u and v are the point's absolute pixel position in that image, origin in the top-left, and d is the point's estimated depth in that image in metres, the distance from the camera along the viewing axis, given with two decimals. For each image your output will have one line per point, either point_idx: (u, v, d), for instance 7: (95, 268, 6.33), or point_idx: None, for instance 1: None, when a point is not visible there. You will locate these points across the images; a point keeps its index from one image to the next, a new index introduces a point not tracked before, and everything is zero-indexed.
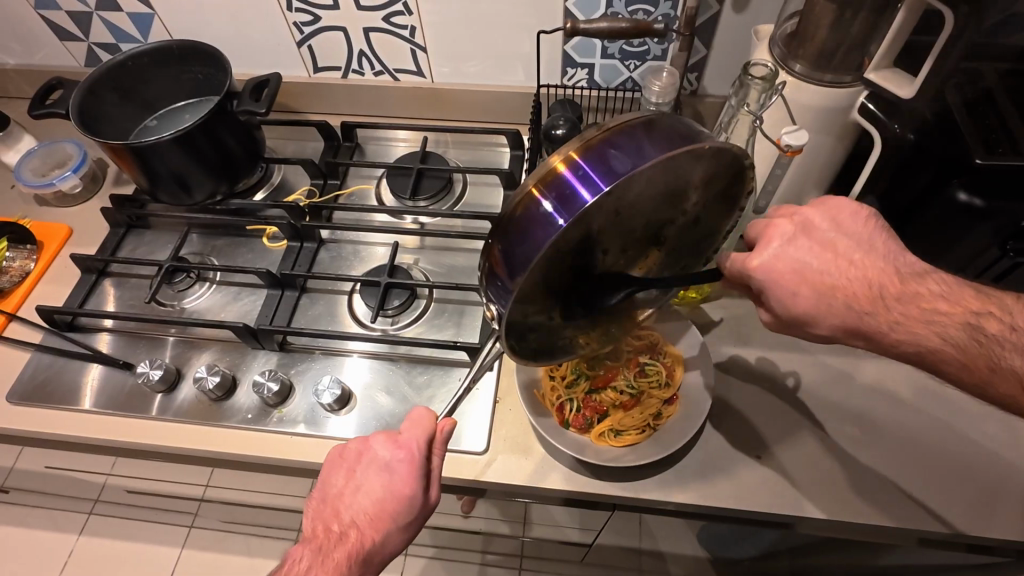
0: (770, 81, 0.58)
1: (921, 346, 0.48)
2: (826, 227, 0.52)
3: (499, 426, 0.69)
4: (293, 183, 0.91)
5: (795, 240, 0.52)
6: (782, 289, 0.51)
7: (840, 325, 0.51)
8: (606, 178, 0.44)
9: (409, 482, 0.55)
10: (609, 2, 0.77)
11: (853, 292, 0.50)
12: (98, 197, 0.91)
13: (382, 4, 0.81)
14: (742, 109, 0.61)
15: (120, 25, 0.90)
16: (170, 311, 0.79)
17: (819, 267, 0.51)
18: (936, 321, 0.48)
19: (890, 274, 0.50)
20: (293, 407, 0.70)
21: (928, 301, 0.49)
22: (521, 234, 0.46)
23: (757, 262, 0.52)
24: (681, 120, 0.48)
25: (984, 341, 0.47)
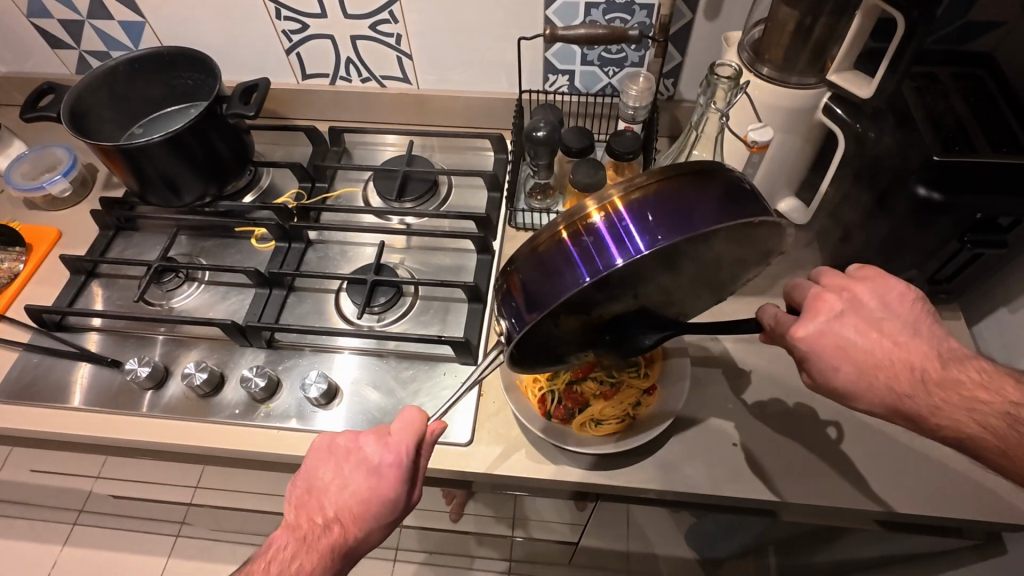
0: (735, 80, 0.63)
1: (962, 431, 0.48)
2: (874, 306, 0.51)
3: (484, 419, 0.70)
4: (281, 186, 0.93)
5: (842, 315, 0.51)
6: (828, 363, 0.50)
7: (884, 407, 0.50)
8: (642, 238, 0.45)
9: (393, 485, 0.55)
10: (588, 10, 0.80)
11: (895, 375, 0.49)
12: (87, 201, 0.92)
13: (369, 13, 0.84)
14: (710, 107, 0.66)
15: (112, 34, 0.92)
16: (158, 311, 0.80)
17: (865, 345, 0.50)
18: (977, 408, 0.48)
19: (932, 360, 0.49)
20: (280, 402, 0.72)
21: (969, 389, 0.48)
22: (548, 271, 0.48)
23: (806, 331, 0.51)
24: (727, 177, 0.49)
25: (1021, 429, 0.46)
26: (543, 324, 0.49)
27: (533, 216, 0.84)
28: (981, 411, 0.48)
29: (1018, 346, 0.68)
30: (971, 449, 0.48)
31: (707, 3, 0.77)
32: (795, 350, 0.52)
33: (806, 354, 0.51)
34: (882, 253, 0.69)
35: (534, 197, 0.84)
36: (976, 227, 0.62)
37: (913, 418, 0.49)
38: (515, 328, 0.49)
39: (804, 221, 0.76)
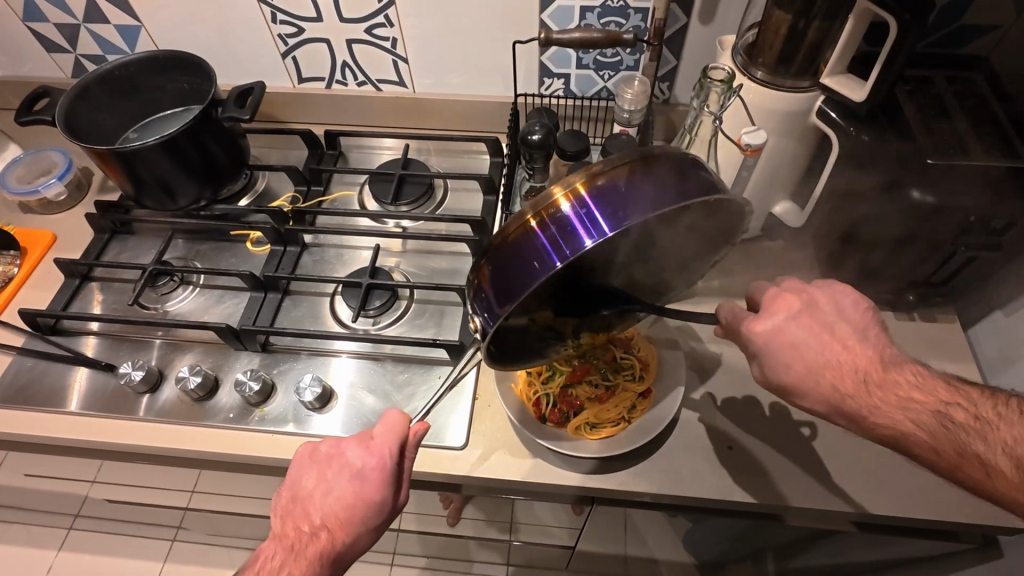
0: (728, 83, 0.64)
1: (896, 430, 0.47)
2: (827, 310, 0.52)
3: (479, 422, 0.70)
4: (276, 190, 0.92)
5: (797, 317, 0.52)
6: (778, 360, 0.51)
7: (824, 403, 0.50)
8: (607, 222, 0.45)
9: (378, 489, 0.55)
10: (583, 14, 0.80)
11: (838, 373, 0.49)
12: (83, 204, 0.92)
13: (364, 16, 0.84)
14: (705, 110, 0.68)
15: (108, 37, 0.92)
16: (153, 314, 0.79)
17: (814, 345, 0.50)
18: (913, 408, 0.47)
19: (877, 362, 0.49)
20: (274, 406, 0.71)
21: (906, 390, 0.48)
22: (516, 260, 0.48)
23: (762, 329, 0.52)
24: (692, 160, 0.49)
25: (950, 428, 0.46)
26: (518, 317, 0.51)
27: None
28: (920, 411, 0.47)
29: (1014, 349, 0.68)
30: (904, 448, 0.48)
31: (702, 7, 0.77)
32: (750, 348, 0.53)
33: (760, 350, 0.52)
34: (878, 256, 0.69)
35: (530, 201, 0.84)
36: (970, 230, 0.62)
37: (850, 416, 0.49)
38: (488, 321, 0.49)
39: (800, 224, 0.75)
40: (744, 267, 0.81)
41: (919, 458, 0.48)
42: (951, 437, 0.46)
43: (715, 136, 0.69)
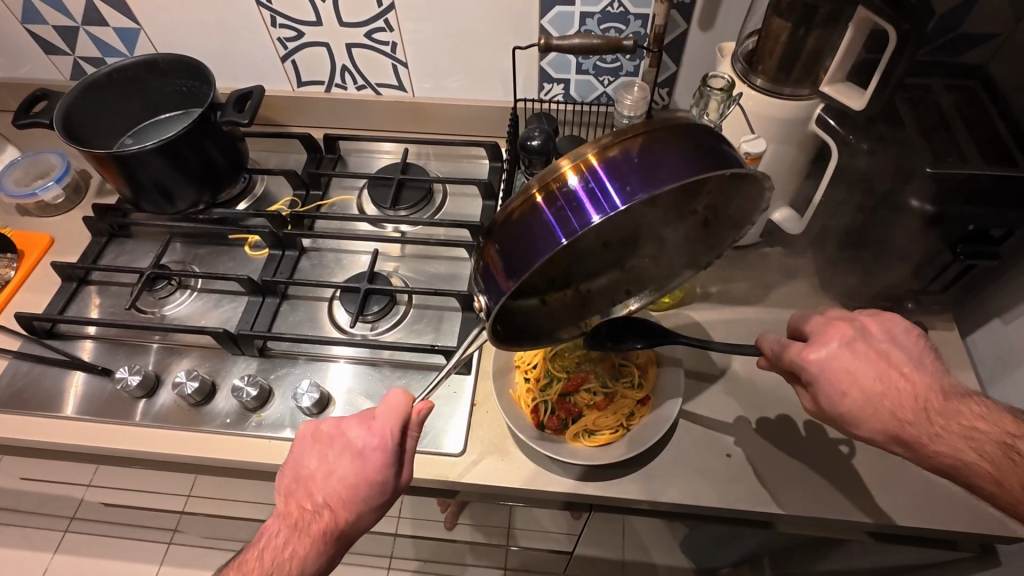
0: (728, 91, 0.63)
1: (958, 458, 0.48)
2: (881, 339, 0.53)
3: (477, 429, 0.69)
4: (275, 194, 0.92)
5: (853, 345, 0.52)
6: (827, 387, 0.52)
7: (878, 430, 0.50)
8: (617, 197, 0.45)
9: (380, 470, 0.55)
10: (583, 20, 0.80)
11: (896, 403, 0.50)
12: (80, 207, 0.91)
13: (363, 20, 0.84)
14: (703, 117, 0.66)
15: (107, 40, 0.92)
16: (150, 318, 0.79)
17: (871, 373, 0.51)
18: (974, 437, 0.49)
19: (934, 389, 0.50)
20: (271, 411, 0.71)
21: (968, 419, 0.49)
22: (524, 237, 0.48)
23: (816, 359, 0.52)
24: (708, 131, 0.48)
25: (1017, 458, 0.47)
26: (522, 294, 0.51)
27: None
28: (982, 442, 0.48)
29: (1013, 356, 0.68)
30: (962, 477, 0.49)
31: (702, 12, 0.77)
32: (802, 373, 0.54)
33: (811, 375, 0.53)
34: (876, 265, 0.69)
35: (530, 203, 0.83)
36: (968, 239, 0.62)
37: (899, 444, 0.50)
38: (494, 299, 0.50)
39: (797, 231, 0.73)
40: (744, 274, 0.81)
41: (979, 489, 0.49)
42: (1018, 468, 0.47)
43: None
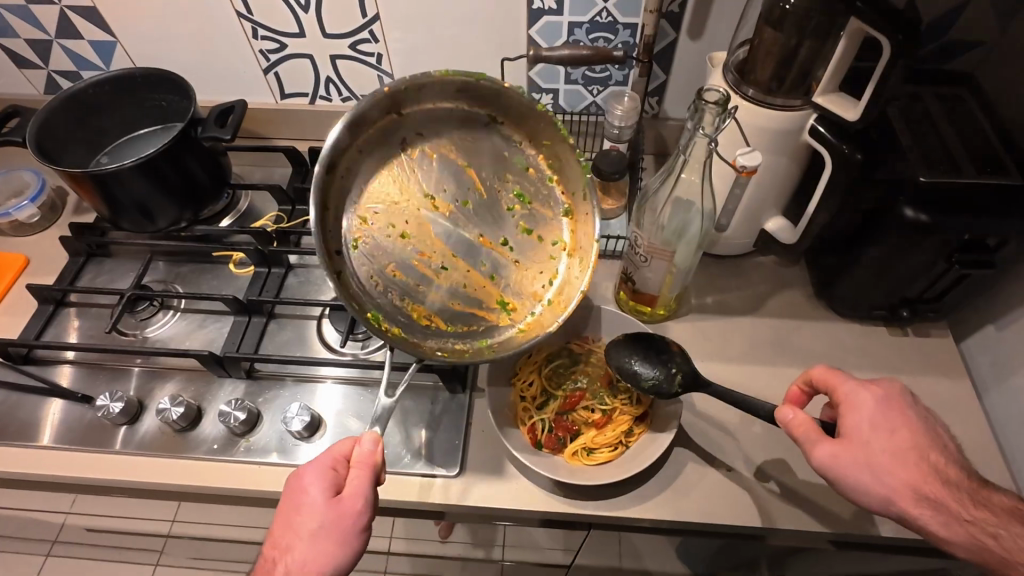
0: (724, 105, 0.52)
1: (977, 527, 0.51)
2: (924, 406, 0.57)
3: (473, 449, 0.68)
4: (260, 209, 0.90)
5: (906, 401, 0.56)
6: (861, 417, 0.54)
7: (916, 478, 0.52)
8: None
9: (312, 493, 0.53)
10: (571, 30, 0.79)
11: (937, 461, 0.53)
12: (56, 226, 0.88)
13: (348, 32, 0.82)
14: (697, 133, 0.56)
15: (81, 53, 0.90)
16: (132, 341, 0.76)
17: (919, 429, 0.54)
18: (996, 516, 0.51)
19: (964, 465, 0.54)
20: (260, 436, 0.69)
21: (990, 503, 0.53)
22: None
23: (864, 393, 0.55)
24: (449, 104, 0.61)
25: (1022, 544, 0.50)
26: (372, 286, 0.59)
27: None
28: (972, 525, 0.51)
29: (1007, 363, 0.68)
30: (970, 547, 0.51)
31: (690, 21, 0.77)
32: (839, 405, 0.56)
33: (853, 401, 0.55)
34: (871, 274, 0.69)
35: None
36: (962, 248, 0.62)
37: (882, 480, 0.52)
38: None
39: (793, 241, 0.74)
40: (738, 284, 0.80)
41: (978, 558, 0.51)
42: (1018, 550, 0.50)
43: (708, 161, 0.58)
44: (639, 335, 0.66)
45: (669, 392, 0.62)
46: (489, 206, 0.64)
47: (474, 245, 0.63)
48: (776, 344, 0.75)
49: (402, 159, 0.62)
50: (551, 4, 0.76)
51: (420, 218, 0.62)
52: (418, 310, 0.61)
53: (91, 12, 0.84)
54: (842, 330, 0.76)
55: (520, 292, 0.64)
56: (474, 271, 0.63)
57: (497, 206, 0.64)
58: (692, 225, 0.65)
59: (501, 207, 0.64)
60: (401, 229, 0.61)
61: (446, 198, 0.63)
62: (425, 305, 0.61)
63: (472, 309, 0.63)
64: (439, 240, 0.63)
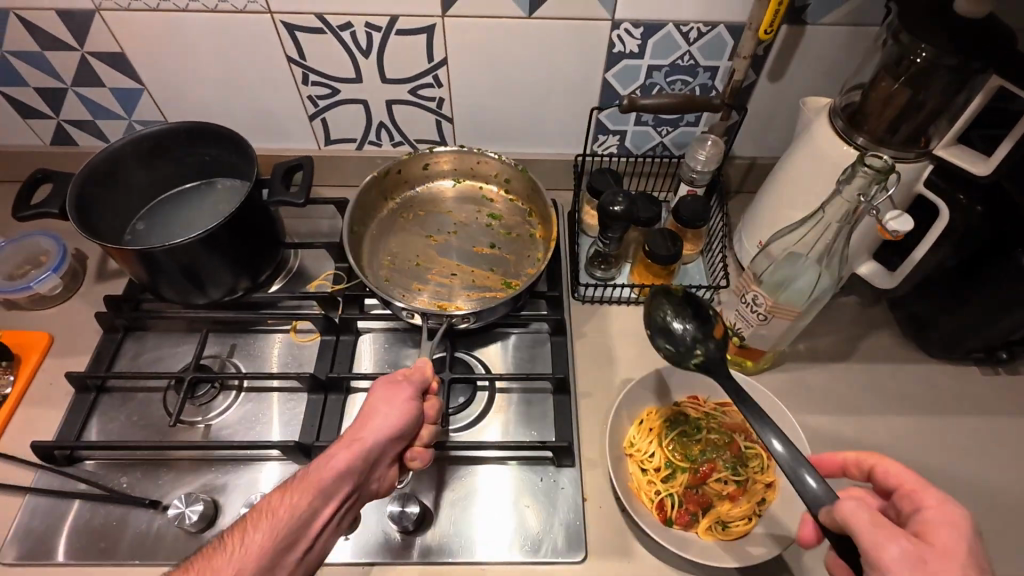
0: (886, 173, 0.49)
1: None
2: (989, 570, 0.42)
3: (590, 527, 0.63)
4: (313, 268, 0.83)
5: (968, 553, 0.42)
6: (931, 519, 0.44)
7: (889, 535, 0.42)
8: None
9: (378, 387, 0.59)
10: (649, 73, 0.76)
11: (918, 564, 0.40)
12: (81, 296, 0.79)
13: (409, 77, 0.77)
14: (842, 196, 0.53)
15: (101, 102, 0.81)
16: (192, 429, 0.68)
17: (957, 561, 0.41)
18: None
19: None
20: (360, 532, 0.62)
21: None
22: None
23: (957, 512, 0.44)
24: (434, 160, 0.81)
25: None
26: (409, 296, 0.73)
27: (599, 289, 0.80)
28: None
29: None
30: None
31: (772, 64, 0.75)
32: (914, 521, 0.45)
33: (935, 493, 0.46)
34: (976, 319, 0.68)
35: (596, 267, 0.80)
36: None
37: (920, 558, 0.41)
38: None
39: (891, 286, 0.70)
40: (826, 328, 0.79)
41: None
42: None
43: (847, 220, 0.55)
44: (690, 296, 0.66)
45: (684, 362, 0.62)
46: (475, 231, 0.80)
47: (473, 254, 0.77)
48: (876, 391, 0.74)
49: (404, 223, 0.80)
50: (633, 47, 0.73)
51: (429, 254, 0.77)
52: (446, 306, 0.72)
53: (118, 59, 0.75)
54: (937, 373, 0.75)
55: (520, 274, 0.76)
56: (479, 270, 0.76)
57: (482, 229, 0.80)
58: (803, 281, 0.62)
59: (482, 226, 0.80)
60: (414, 261, 0.77)
61: (442, 232, 0.79)
62: (453, 301, 0.73)
63: (489, 299, 0.73)
64: (444, 259, 0.77)
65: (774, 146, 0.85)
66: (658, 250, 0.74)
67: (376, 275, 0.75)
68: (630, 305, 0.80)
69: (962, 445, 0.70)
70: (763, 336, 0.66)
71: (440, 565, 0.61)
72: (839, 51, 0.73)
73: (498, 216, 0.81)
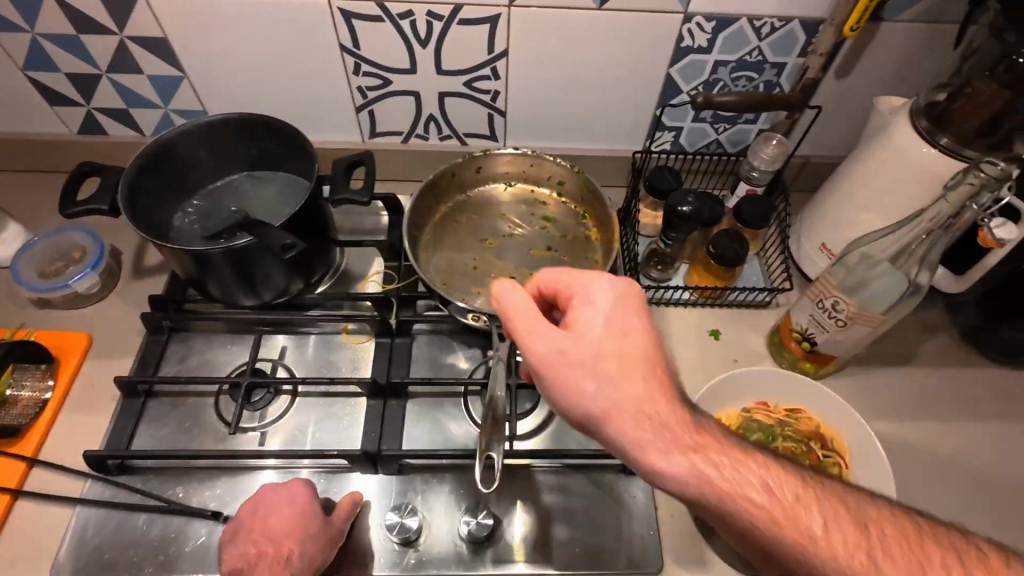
0: (1005, 181, 0.48)
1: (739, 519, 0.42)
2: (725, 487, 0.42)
3: (665, 536, 0.62)
4: (360, 268, 0.80)
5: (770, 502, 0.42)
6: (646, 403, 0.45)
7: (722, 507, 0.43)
8: None
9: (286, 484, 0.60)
10: (715, 69, 0.74)
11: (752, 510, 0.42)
12: (118, 294, 0.75)
13: (467, 69, 0.74)
14: (949, 202, 0.52)
15: (137, 89, 0.76)
16: (248, 435, 0.66)
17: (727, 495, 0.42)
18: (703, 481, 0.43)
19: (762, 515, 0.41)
20: (431, 542, 0.61)
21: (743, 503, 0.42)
22: None
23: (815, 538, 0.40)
24: (490, 158, 0.77)
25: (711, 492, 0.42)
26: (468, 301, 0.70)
27: (659, 290, 0.78)
28: None
29: None
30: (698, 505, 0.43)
31: (841, 62, 0.73)
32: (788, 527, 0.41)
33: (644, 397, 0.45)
34: None
35: (652, 267, 0.79)
36: None
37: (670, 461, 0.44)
38: None
39: (958, 289, 0.70)
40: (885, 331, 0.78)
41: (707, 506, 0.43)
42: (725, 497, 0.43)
43: (944, 227, 0.55)
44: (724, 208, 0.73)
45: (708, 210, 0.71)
46: (531, 235, 0.76)
47: (529, 257, 0.75)
48: (938, 396, 0.73)
49: (460, 226, 0.76)
50: (702, 42, 0.71)
51: (485, 256, 0.74)
52: None
53: (159, 44, 0.71)
54: (995, 377, 0.75)
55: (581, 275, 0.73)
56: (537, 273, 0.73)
57: (537, 232, 0.76)
58: (874, 287, 0.62)
59: (539, 227, 0.77)
60: (472, 264, 0.73)
61: (497, 235, 0.76)
62: None
63: None
64: (502, 262, 0.74)
65: (832, 145, 0.84)
66: (724, 250, 0.72)
67: (434, 278, 0.72)
68: (685, 307, 0.79)
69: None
70: (839, 343, 0.65)
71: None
72: (910, 50, 0.71)
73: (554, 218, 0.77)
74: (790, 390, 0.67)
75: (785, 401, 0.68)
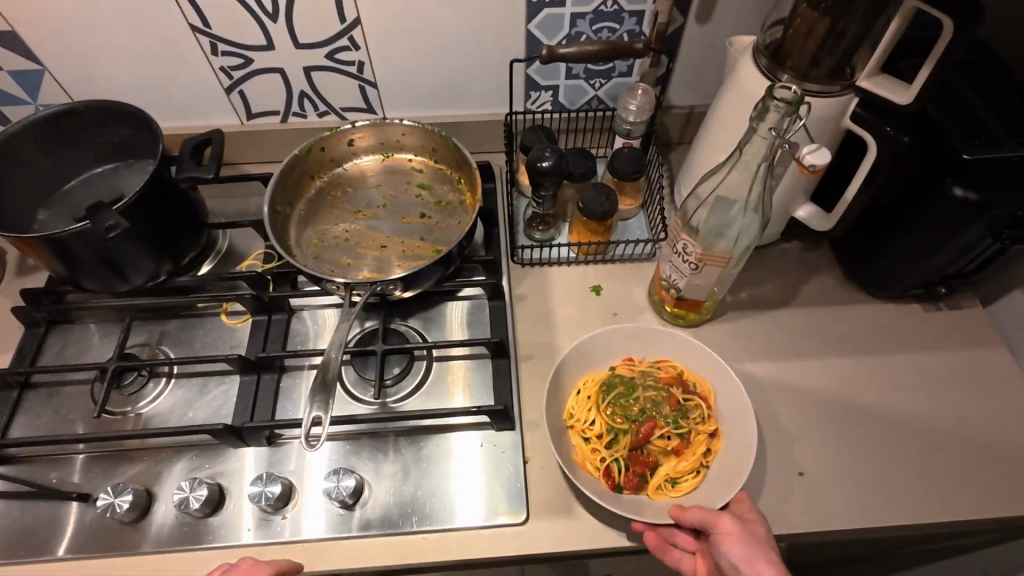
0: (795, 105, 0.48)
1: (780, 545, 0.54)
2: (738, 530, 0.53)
3: (533, 488, 0.63)
4: (243, 248, 0.80)
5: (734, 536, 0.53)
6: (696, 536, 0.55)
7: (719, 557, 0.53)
8: None
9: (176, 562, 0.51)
10: (574, 22, 0.73)
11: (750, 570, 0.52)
12: (0, 293, 0.76)
13: (323, 40, 0.73)
14: (759, 132, 0.52)
15: (1, 86, 0.76)
16: (123, 419, 0.67)
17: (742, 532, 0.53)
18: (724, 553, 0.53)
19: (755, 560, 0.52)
20: (299, 508, 0.62)
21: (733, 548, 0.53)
22: None
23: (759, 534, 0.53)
24: (355, 131, 0.77)
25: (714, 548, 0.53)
26: (337, 273, 0.71)
27: (539, 250, 0.78)
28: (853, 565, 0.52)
29: None
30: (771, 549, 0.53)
31: (699, 6, 0.72)
32: (710, 528, 0.54)
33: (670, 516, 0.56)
34: (911, 255, 0.67)
35: (535, 228, 0.78)
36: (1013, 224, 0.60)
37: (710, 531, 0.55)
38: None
39: (828, 227, 0.69)
40: (769, 274, 0.78)
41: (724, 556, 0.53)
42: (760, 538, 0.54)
43: (766, 159, 0.55)
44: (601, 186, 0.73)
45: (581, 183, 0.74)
46: (404, 203, 0.77)
47: (402, 225, 0.75)
48: (819, 335, 0.73)
49: (332, 202, 0.77)
50: None
51: (357, 229, 0.75)
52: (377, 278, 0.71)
53: (9, 38, 0.70)
54: (876, 312, 0.75)
55: (452, 238, 0.74)
56: (409, 240, 0.74)
57: (411, 200, 0.77)
58: (733, 227, 0.61)
59: (413, 197, 0.78)
60: (343, 238, 0.74)
61: (370, 207, 0.77)
62: (385, 273, 0.71)
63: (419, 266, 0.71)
64: (374, 233, 0.74)
65: (712, 92, 0.83)
66: (592, 204, 0.72)
67: (305, 254, 0.73)
68: (569, 265, 0.79)
69: (902, 382, 0.70)
70: (699, 287, 0.65)
71: (383, 535, 0.60)
72: None
73: (428, 185, 0.78)
74: (654, 342, 0.68)
75: (648, 353, 0.69)
